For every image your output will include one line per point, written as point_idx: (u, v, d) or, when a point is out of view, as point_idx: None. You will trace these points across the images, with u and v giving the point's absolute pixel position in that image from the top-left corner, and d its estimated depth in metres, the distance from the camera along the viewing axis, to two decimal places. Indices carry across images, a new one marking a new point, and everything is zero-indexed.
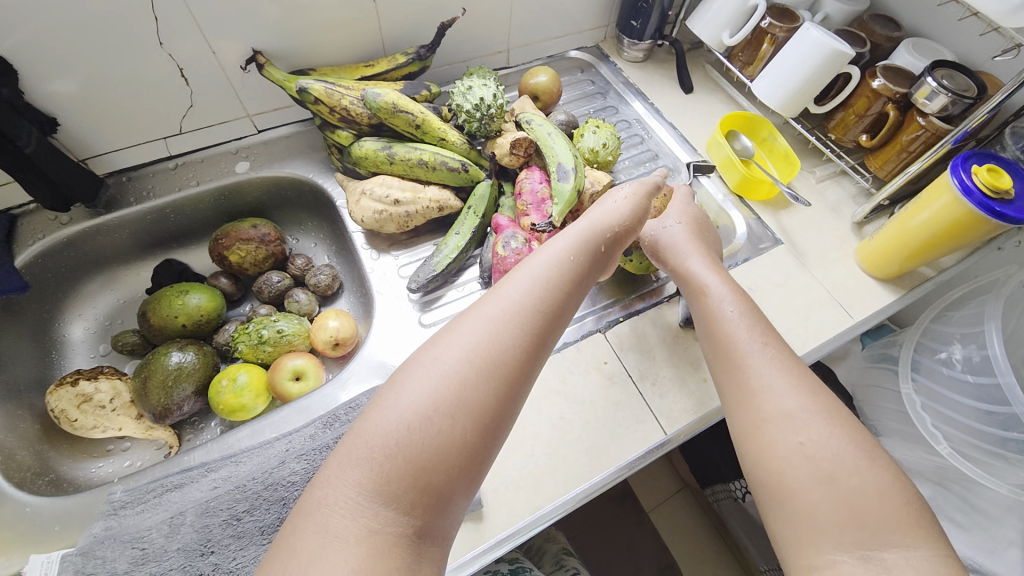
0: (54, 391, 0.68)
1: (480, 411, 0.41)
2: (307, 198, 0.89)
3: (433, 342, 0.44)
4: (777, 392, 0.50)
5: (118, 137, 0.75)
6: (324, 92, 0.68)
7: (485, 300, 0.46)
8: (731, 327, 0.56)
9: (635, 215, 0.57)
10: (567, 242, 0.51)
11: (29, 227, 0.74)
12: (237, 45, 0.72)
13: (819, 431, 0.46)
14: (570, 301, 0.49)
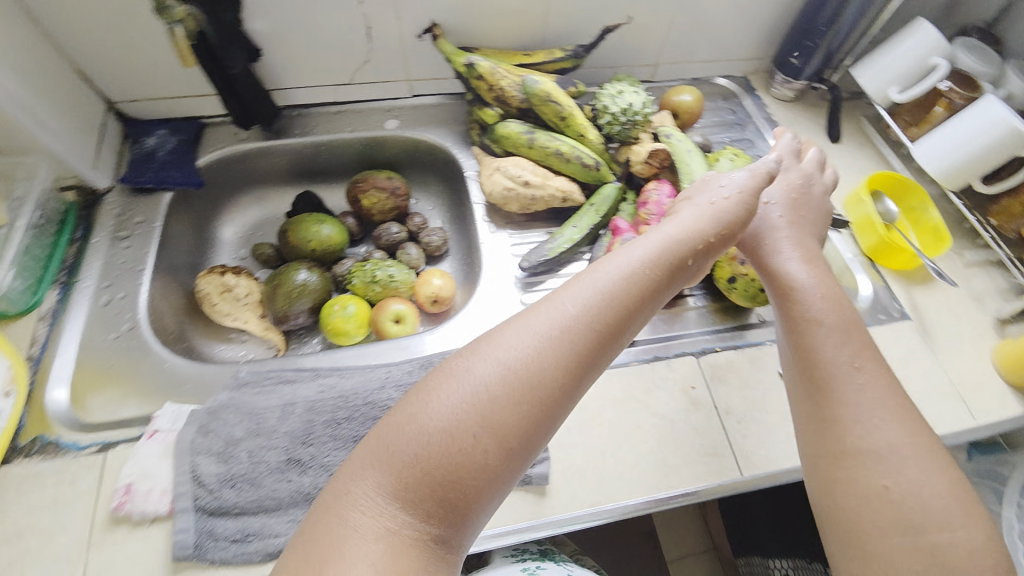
0: (206, 275, 0.78)
1: (523, 416, 0.39)
2: (437, 163, 0.94)
3: (476, 344, 0.41)
4: (867, 426, 0.45)
5: (300, 76, 0.83)
6: (489, 70, 0.72)
7: (538, 306, 0.43)
8: (822, 346, 0.49)
9: (715, 219, 0.51)
10: (638, 256, 0.46)
11: (212, 137, 0.85)
12: (421, 15, 0.78)
13: (915, 477, 0.43)
14: (638, 312, 0.44)
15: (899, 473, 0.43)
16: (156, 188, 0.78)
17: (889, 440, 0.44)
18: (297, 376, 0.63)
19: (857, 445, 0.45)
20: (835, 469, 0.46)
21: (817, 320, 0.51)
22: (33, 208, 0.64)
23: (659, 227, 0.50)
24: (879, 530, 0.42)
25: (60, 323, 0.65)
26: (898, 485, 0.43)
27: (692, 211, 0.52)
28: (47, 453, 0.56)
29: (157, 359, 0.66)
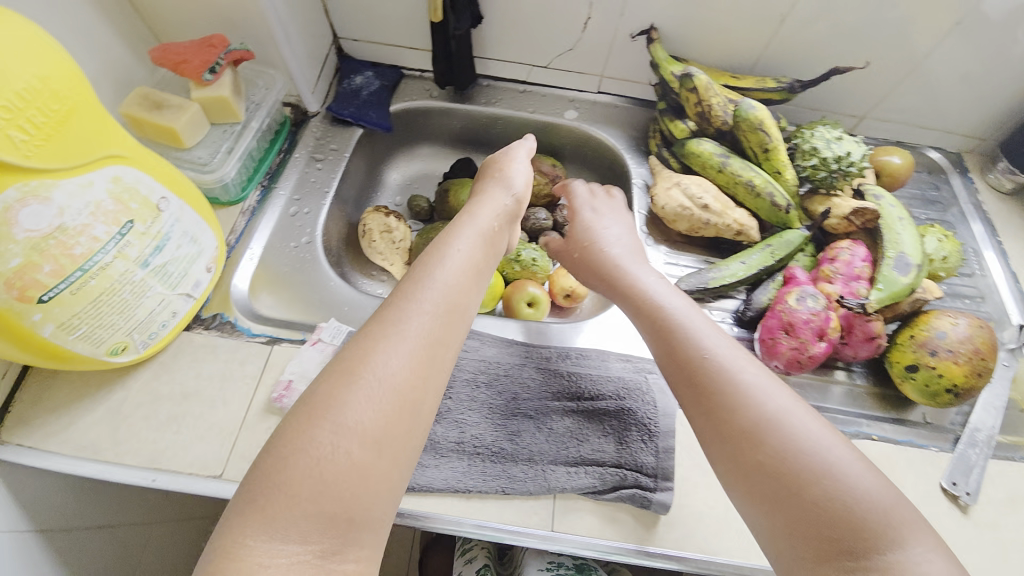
0: (373, 212, 0.82)
1: (419, 399, 0.37)
2: (602, 163, 0.92)
3: (370, 344, 0.38)
4: (753, 412, 0.42)
5: (505, 49, 0.85)
6: (705, 85, 0.69)
7: (410, 305, 0.40)
8: (701, 349, 0.47)
9: (501, 211, 0.58)
10: (466, 251, 0.47)
11: (407, 87, 0.90)
12: (645, 15, 0.76)
13: (806, 452, 0.39)
14: (478, 282, 0.46)
15: (774, 408, 0.42)
16: (352, 123, 0.84)
17: (757, 376, 0.44)
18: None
19: (776, 452, 0.39)
20: (803, 513, 0.37)
21: (679, 338, 0.49)
22: (265, 115, 0.69)
23: (461, 224, 0.52)
24: (834, 556, 0.36)
25: (256, 220, 0.71)
26: (781, 455, 0.39)
27: (491, 203, 0.58)
28: (224, 330, 0.62)
29: (323, 276, 0.71)
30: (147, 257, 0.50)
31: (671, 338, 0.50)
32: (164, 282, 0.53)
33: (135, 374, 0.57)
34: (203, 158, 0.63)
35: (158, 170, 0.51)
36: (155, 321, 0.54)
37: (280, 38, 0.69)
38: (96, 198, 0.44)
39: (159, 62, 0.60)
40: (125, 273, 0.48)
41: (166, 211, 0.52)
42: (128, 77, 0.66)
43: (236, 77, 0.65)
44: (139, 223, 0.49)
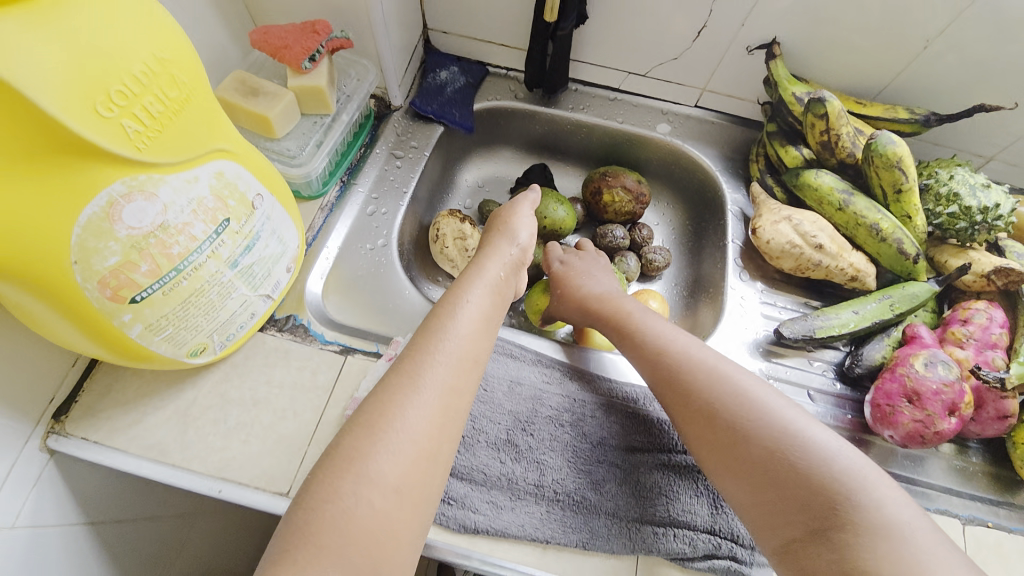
0: (448, 216, 0.77)
1: (441, 448, 0.41)
2: (690, 183, 0.86)
3: (392, 400, 0.41)
4: (738, 408, 0.44)
5: (602, 54, 0.79)
6: (839, 112, 0.61)
7: (425, 365, 0.43)
8: (699, 365, 0.49)
9: (505, 263, 0.59)
10: (475, 310, 0.50)
11: (491, 85, 0.85)
12: (768, 28, 0.69)
13: (789, 435, 0.42)
14: (485, 338, 0.49)
15: (768, 414, 0.44)
16: (434, 120, 0.80)
17: (752, 383, 0.46)
18: (521, 353, 0.61)
19: (754, 439, 0.43)
20: (788, 506, 0.40)
21: (660, 352, 0.51)
22: (356, 108, 0.66)
23: (472, 280, 0.54)
24: (816, 537, 0.38)
25: (333, 217, 0.68)
26: (778, 444, 0.42)
27: (501, 257, 0.59)
28: (297, 334, 0.58)
29: (397, 282, 0.67)
30: (237, 257, 0.47)
31: (665, 356, 0.51)
32: (248, 283, 0.50)
33: (207, 374, 0.55)
34: (292, 150, 0.60)
35: (257, 166, 0.48)
36: (234, 323, 0.51)
37: (378, 26, 0.64)
38: (199, 195, 0.41)
39: (258, 45, 0.57)
40: (215, 273, 0.45)
41: (259, 209, 0.48)
42: (221, 58, 0.63)
43: (332, 67, 0.61)
44: (234, 222, 0.45)
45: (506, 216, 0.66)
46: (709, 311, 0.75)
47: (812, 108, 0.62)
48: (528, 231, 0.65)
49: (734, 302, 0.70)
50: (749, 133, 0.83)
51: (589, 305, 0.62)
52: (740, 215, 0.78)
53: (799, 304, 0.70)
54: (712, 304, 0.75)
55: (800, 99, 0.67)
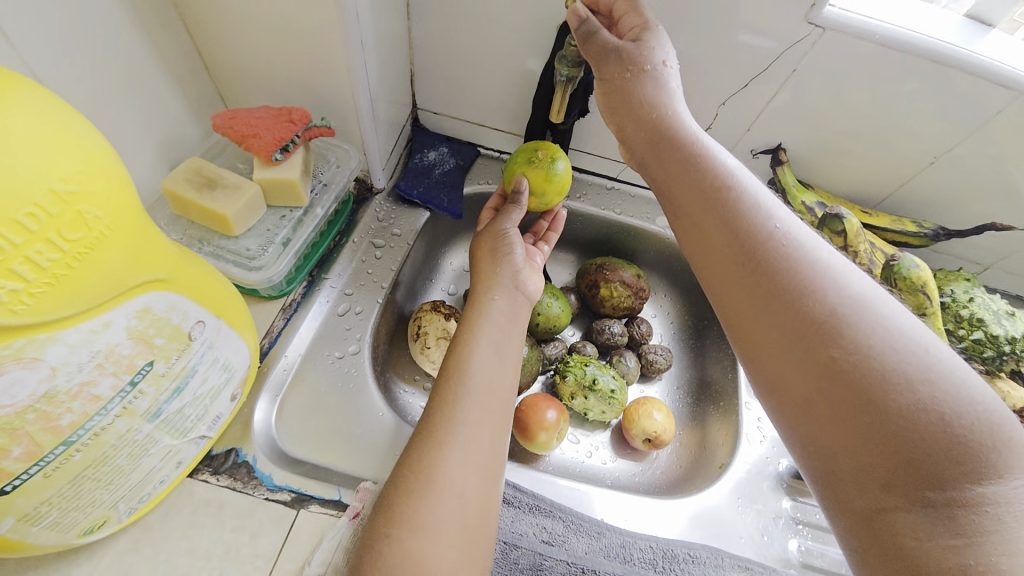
0: (430, 312, 0.68)
1: (487, 483, 0.45)
2: (691, 279, 0.80)
3: (426, 457, 0.43)
4: (836, 330, 0.37)
5: (601, 145, 0.76)
6: (859, 230, 0.60)
7: (449, 413, 0.46)
8: (795, 270, 0.39)
9: (506, 287, 0.57)
10: (487, 348, 0.51)
11: (482, 168, 0.79)
12: (776, 134, 0.67)
13: (902, 357, 0.35)
14: (506, 370, 0.51)
15: (874, 342, 0.36)
16: (419, 204, 0.72)
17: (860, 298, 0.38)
18: (517, 500, 0.52)
19: (846, 354, 0.36)
20: (875, 453, 0.34)
21: (748, 235, 0.42)
22: (333, 198, 0.58)
23: (477, 315, 0.53)
24: (909, 488, 0.33)
25: (297, 320, 0.58)
26: (869, 380, 0.35)
27: (499, 282, 0.57)
28: (236, 478, 0.47)
29: (369, 402, 0.56)
30: (160, 405, 0.36)
31: (739, 262, 0.41)
32: (174, 432, 0.39)
33: (110, 541, 0.42)
34: (252, 249, 0.51)
35: (199, 286, 0.38)
36: (149, 482, 0.39)
37: (363, 110, 0.58)
38: (111, 343, 0.31)
39: (221, 130, 0.49)
40: (126, 433, 0.35)
41: (198, 339, 0.38)
42: (177, 136, 0.55)
43: (308, 156, 0.54)
44: (160, 364, 0.35)
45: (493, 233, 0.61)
46: (721, 427, 0.68)
47: (827, 223, 0.61)
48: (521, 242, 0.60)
49: (752, 427, 0.64)
50: None
51: (659, 172, 0.47)
52: None
53: None
54: (727, 429, 0.67)
55: (811, 208, 0.65)
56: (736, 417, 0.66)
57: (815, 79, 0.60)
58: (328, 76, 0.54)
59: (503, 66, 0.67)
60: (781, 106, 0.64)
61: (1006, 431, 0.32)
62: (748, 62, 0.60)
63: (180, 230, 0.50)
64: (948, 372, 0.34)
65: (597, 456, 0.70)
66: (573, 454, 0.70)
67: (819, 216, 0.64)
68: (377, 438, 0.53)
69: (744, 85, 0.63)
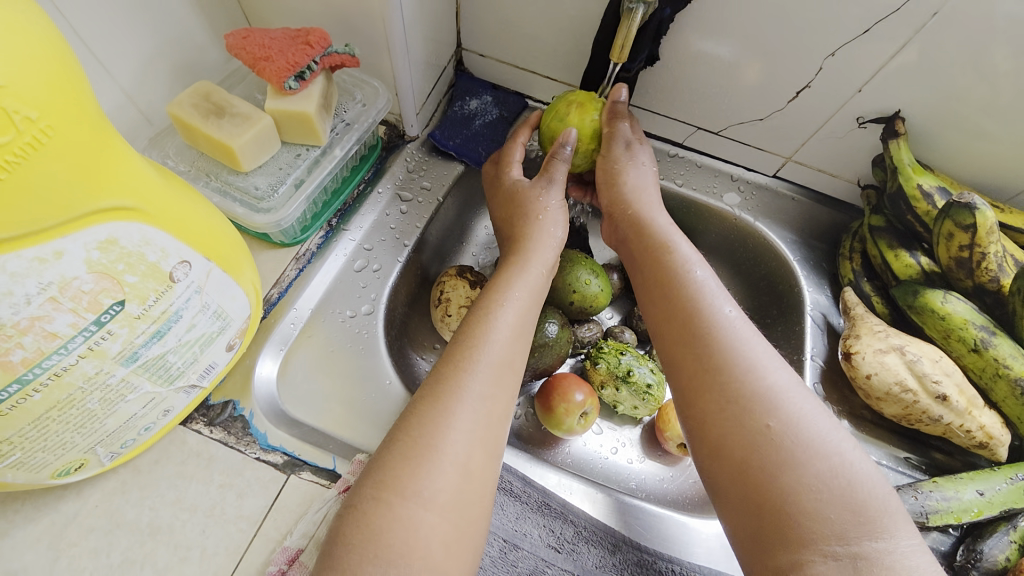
0: (454, 277, 0.61)
1: (489, 461, 0.40)
2: (755, 267, 0.70)
3: (434, 421, 0.39)
4: (743, 394, 0.38)
5: (669, 103, 0.65)
6: (991, 226, 0.49)
7: (464, 378, 0.41)
8: (720, 348, 0.40)
9: (543, 262, 0.51)
10: (512, 313, 0.46)
11: (528, 122, 0.70)
12: (896, 98, 0.53)
13: (758, 371, 0.39)
14: (523, 342, 0.46)
15: (788, 410, 0.37)
16: (454, 156, 0.66)
17: (782, 380, 0.39)
18: (526, 495, 0.47)
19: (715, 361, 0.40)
20: (725, 444, 0.37)
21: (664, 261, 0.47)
22: (355, 139, 0.52)
23: (508, 281, 0.48)
24: (747, 478, 0.36)
25: (310, 272, 0.54)
26: (781, 428, 0.36)
27: (539, 252, 0.51)
28: (230, 432, 0.44)
29: (376, 368, 0.52)
30: (137, 350, 0.33)
31: (686, 303, 0.44)
32: (157, 378, 0.36)
33: (99, 479, 0.41)
34: (261, 188, 0.46)
35: (183, 220, 0.34)
36: (132, 429, 0.37)
37: (396, 40, 0.50)
38: (66, 275, 0.27)
39: (235, 52, 0.44)
40: (95, 375, 0.32)
41: (183, 281, 0.34)
42: (195, 59, 0.50)
43: (330, 87, 0.48)
44: (133, 304, 0.31)
45: (538, 197, 0.54)
46: None
47: (953, 214, 0.50)
48: (561, 218, 0.54)
49: None
50: (839, 218, 0.67)
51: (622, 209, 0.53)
52: (822, 323, 0.62)
53: (892, 458, 0.55)
54: None
55: (929, 195, 0.54)
56: None
57: (965, 26, 0.46)
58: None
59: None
60: (909, 62, 0.50)
61: (832, 443, 0.36)
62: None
63: (189, 161, 0.46)
64: (794, 392, 0.38)
65: (622, 454, 0.63)
66: (597, 448, 0.64)
67: (940, 205, 0.53)
68: (381, 408, 0.50)
69: (865, 31, 0.49)
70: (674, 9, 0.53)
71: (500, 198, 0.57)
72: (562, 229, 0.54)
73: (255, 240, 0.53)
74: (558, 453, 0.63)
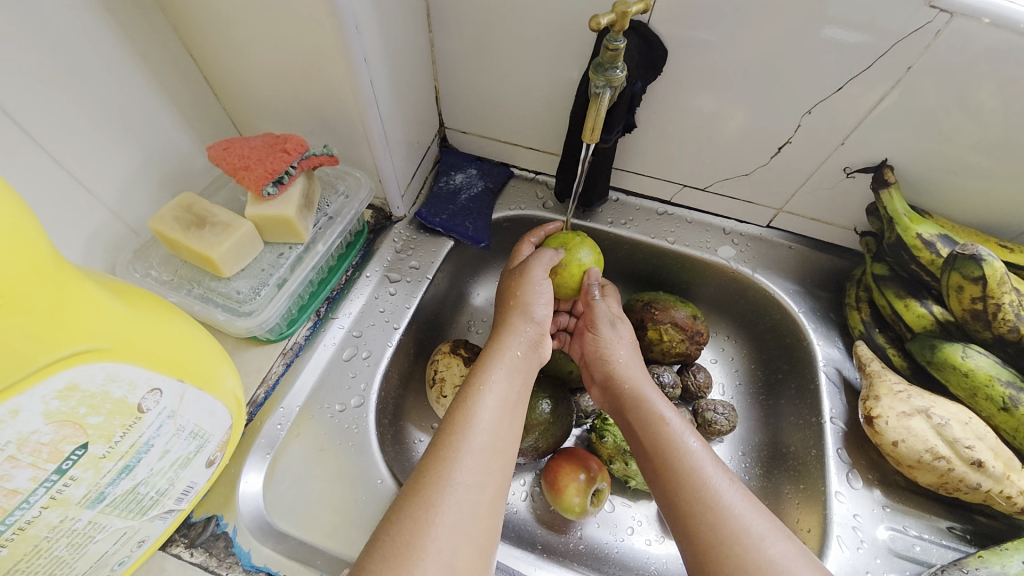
0: (448, 354, 0.59)
1: (478, 560, 0.35)
2: (760, 320, 0.67)
3: (416, 518, 0.35)
4: (754, 570, 0.36)
5: (652, 164, 0.65)
6: (1000, 278, 0.47)
7: (446, 469, 0.38)
8: (723, 521, 0.39)
9: (522, 343, 0.50)
10: (494, 397, 0.44)
11: (514, 190, 0.71)
12: (878, 148, 0.53)
13: (756, 545, 0.37)
14: (508, 425, 0.43)
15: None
16: (442, 232, 0.65)
17: (787, 553, 0.37)
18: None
19: (714, 533, 0.38)
20: None
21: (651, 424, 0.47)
22: (338, 233, 0.53)
23: (490, 364, 0.47)
24: None
25: (298, 366, 0.53)
26: None
27: (517, 337, 0.51)
28: (211, 553, 0.42)
29: (369, 466, 0.50)
30: (103, 489, 0.32)
31: (683, 476, 0.42)
32: (128, 512, 0.35)
33: None
34: (243, 293, 0.46)
35: (154, 347, 0.33)
36: (104, 566, 0.36)
37: (375, 131, 0.52)
38: (24, 431, 0.27)
39: (216, 162, 0.45)
40: (60, 523, 0.31)
41: (154, 410, 0.33)
42: (182, 168, 0.52)
43: (311, 186, 0.49)
44: (97, 445, 0.30)
45: (520, 286, 0.53)
46: (802, 517, 0.54)
47: (959, 266, 0.49)
48: (545, 299, 0.53)
49: (846, 528, 0.50)
50: (841, 264, 0.65)
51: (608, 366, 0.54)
52: (837, 378, 0.59)
53: (934, 531, 0.51)
54: (810, 524, 0.53)
55: (931, 244, 0.52)
56: (822, 508, 0.52)
57: (932, 79, 0.46)
58: (334, 100, 0.49)
59: (536, 79, 0.59)
60: (883, 115, 0.50)
61: None
62: (840, 59, 0.47)
63: (172, 270, 0.46)
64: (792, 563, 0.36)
65: (638, 535, 0.59)
66: (610, 529, 0.59)
67: (944, 253, 0.51)
68: (374, 513, 0.47)
69: (838, 87, 0.49)
70: (645, 82, 0.53)
71: (500, 288, 0.57)
72: (544, 309, 0.53)
73: (241, 339, 0.53)
74: (569, 539, 0.59)
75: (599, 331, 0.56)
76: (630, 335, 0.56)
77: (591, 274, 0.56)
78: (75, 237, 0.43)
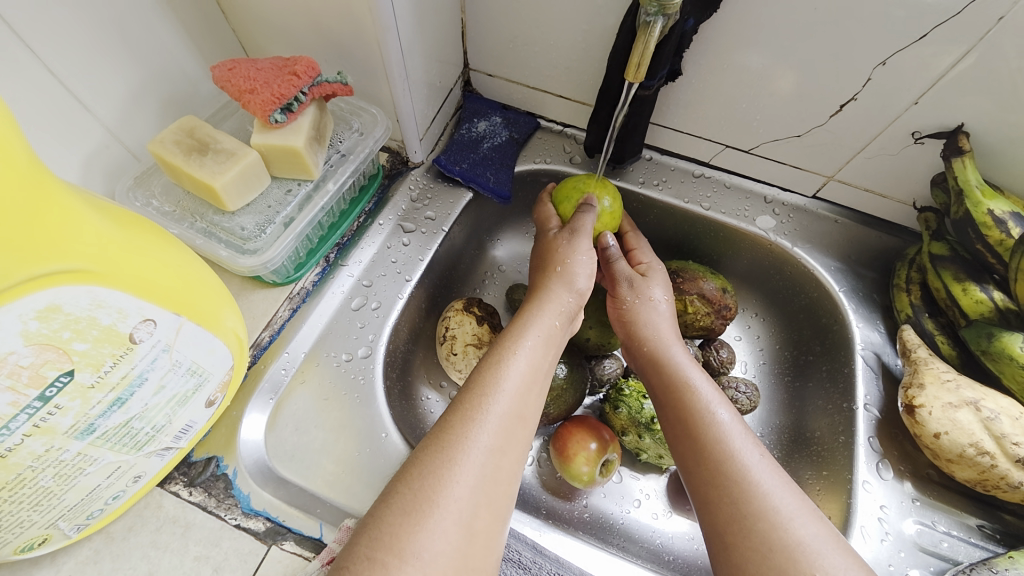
0: (460, 312, 0.55)
1: (494, 524, 0.33)
2: (794, 298, 0.62)
3: (434, 471, 0.33)
4: (780, 549, 0.33)
5: (695, 121, 0.58)
6: None
7: (471, 428, 0.35)
8: (749, 496, 0.36)
9: (560, 311, 0.46)
10: (524, 359, 0.40)
11: (541, 142, 0.65)
12: (962, 110, 0.46)
13: (785, 525, 0.34)
14: (536, 391, 0.40)
15: (832, 566, 0.33)
16: (461, 182, 0.61)
17: (817, 536, 0.34)
18: (537, 567, 0.44)
19: (741, 506, 0.36)
20: None
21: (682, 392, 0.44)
22: (351, 172, 0.49)
23: (520, 327, 0.43)
24: None
25: (304, 312, 0.50)
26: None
27: (556, 301, 0.46)
28: (211, 494, 0.41)
29: (373, 419, 0.48)
30: (93, 421, 0.31)
31: (709, 447, 0.39)
32: (121, 448, 0.34)
33: (74, 546, 0.38)
34: (248, 229, 0.43)
35: (147, 274, 0.30)
36: (97, 500, 0.35)
37: (390, 56, 0.46)
38: (0, 351, 0.25)
39: (220, 84, 0.41)
40: (46, 453, 0.30)
41: (147, 341, 0.31)
42: (184, 94, 0.48)
43: (322, 118, 0.45)
44: (85, 374, 0.29)
45: (556, 245, 0.50)
46: (823, 504, 0.51)
47: None
48: (587, 266, 0.49)
49: (871, 519, 0.48)
50: (891, 242, 0.59)
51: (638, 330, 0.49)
52: (875, 363, 0.55)
53: (962, 527, 0.48)
54: (830, 511, 0.50)
55: (1002, 222, 0.47)
56: (847, 496, 0.49)
57: None
58: (349, 20, 0.44)
59: (571, 15, 0.52)
60: (975, 72, 0.43)
61: None
62: (929, 5, 0.40)
63: (175, 201, 0.44)
64: (825, 545, 0.34)
65: (646, 507, 0.57)
66: (617, 499, 0.58)
67: (1017, 233, 0.47)
68: (376, 463, 0.46)
69: (922, 36, 0.42)
70: (698, 21, 0.46)
71: (533, 251, 0.53)
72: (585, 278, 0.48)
73: (247, 280, 0.50)
74: (574, 506, 0.57)
75: (617, 294, 0.51)
76: (662, 296, 0.51)
77: (605, 237, 0.52)
78: (70, 159, 0.40)
